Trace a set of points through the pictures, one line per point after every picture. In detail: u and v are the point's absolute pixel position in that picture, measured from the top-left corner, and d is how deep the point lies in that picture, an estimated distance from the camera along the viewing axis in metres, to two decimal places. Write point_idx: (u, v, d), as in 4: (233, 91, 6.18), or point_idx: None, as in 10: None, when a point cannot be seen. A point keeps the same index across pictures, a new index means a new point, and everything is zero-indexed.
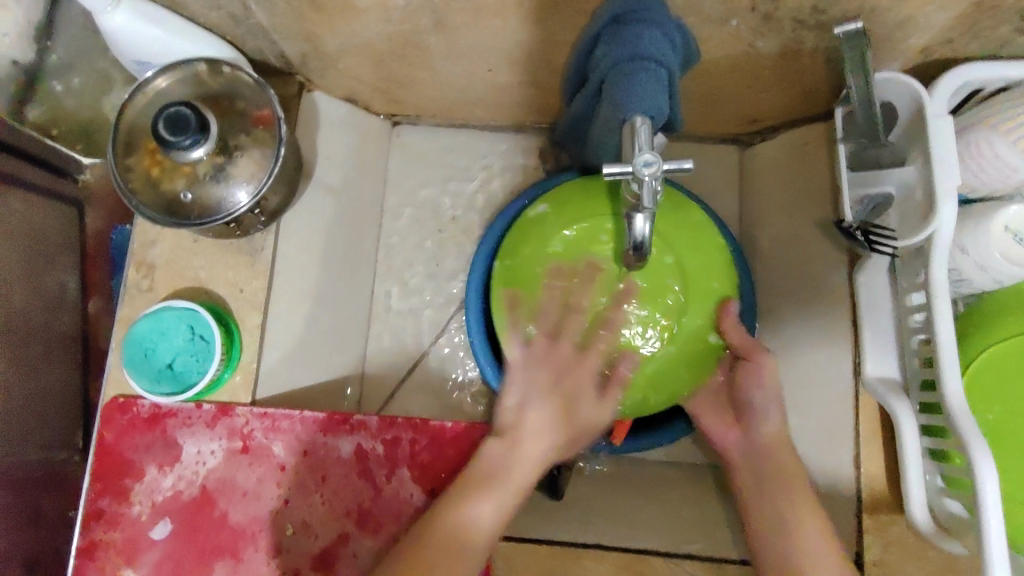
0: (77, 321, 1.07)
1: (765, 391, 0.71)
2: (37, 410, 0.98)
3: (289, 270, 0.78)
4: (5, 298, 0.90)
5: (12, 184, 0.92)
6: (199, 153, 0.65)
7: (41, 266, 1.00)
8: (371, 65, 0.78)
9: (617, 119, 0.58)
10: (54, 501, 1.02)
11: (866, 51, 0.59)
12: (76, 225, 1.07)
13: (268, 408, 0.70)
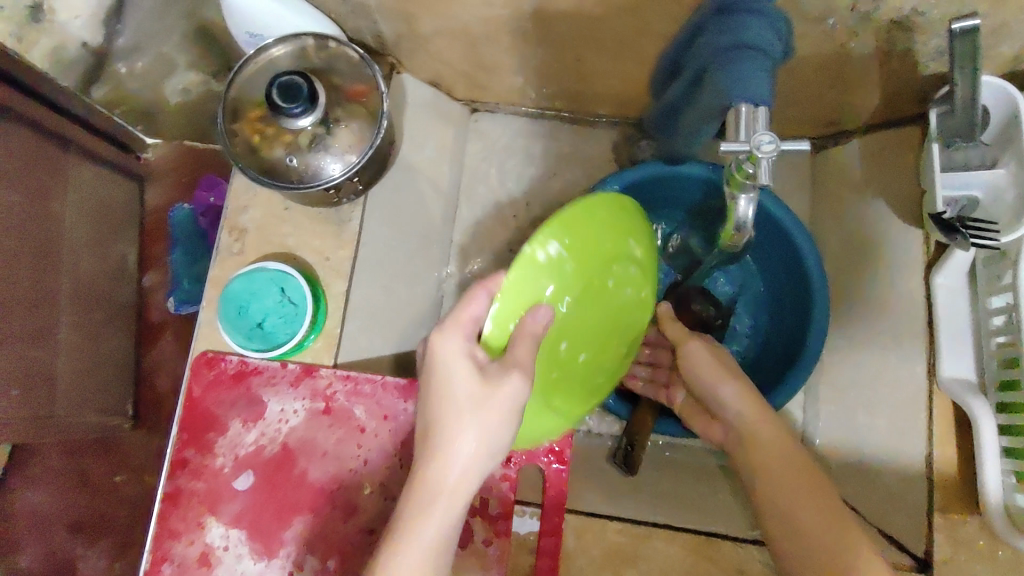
0: (134, 293, 1.17)
1: (713, 369, 0.70)
2: (98, 375, 1.07)
3: (374, 242, 0.81)
4: (71, 265, 1.00)
5: (87, 157, 1.03)
6: (306, 121, 0.68)
7: (110, 237, 1.11)
8: (460, 49, 0.81)
9: (717, 106, 0.60)
10: (101, 467, 1.15)
11: (979, 47, 0.55)
12: (138, 200, 1.19)
13: (351, 372, 0.73)
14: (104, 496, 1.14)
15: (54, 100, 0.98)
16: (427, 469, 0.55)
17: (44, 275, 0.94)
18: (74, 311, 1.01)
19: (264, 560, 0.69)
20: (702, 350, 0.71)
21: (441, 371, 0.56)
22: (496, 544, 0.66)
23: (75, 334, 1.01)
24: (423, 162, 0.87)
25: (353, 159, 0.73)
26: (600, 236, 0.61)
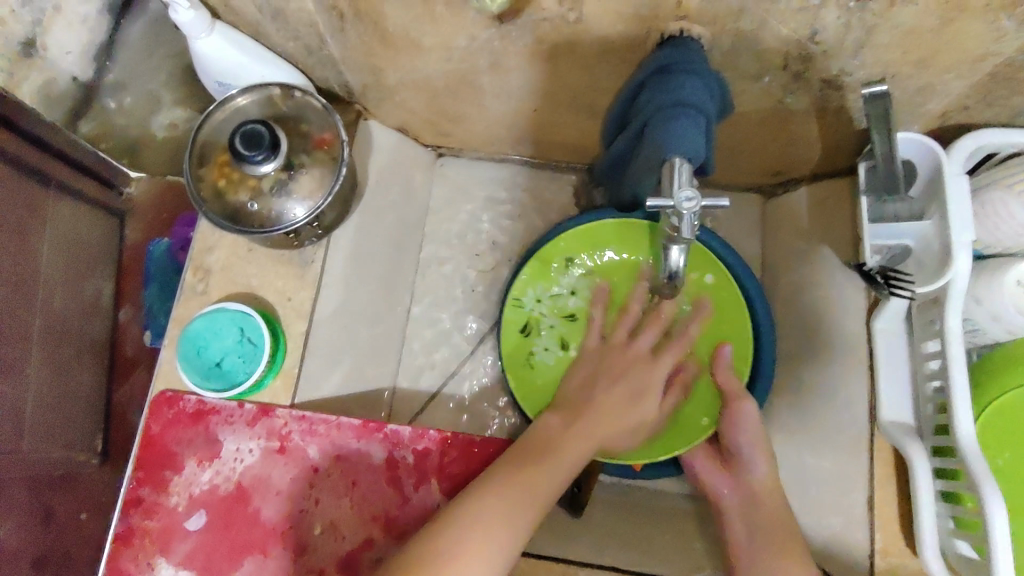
0: (107, 328, 1.19)
1: (752, 433, 0.75)
2: (65, 411, 1.08)
3: (335, 283, 0.82)
4: (45, 300, 1.03)
5: (67, 195, 1.06)
6: (267, 168, 0.71)
7: (84, 271, 1.13)
8: (424, 100, 0.84)
9: (657, 159, 0.63)
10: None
11: (887, 110, 0.61)
12: (116, 238, 1.21)
13: (306, 412, 0.74)
14: (71, 535, 1.13)
15: (39, 136, 1.00)
16: (512, 475, 0.64)
17: (16, 311, 0.97)
18: (45, 346, 1.03)
19: None
20: (750, 414, 0.75)
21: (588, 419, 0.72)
22: None
23: (45, 369, 1.03)
24: (389, 206, 0.90)
25: (314, 204, 0.76)
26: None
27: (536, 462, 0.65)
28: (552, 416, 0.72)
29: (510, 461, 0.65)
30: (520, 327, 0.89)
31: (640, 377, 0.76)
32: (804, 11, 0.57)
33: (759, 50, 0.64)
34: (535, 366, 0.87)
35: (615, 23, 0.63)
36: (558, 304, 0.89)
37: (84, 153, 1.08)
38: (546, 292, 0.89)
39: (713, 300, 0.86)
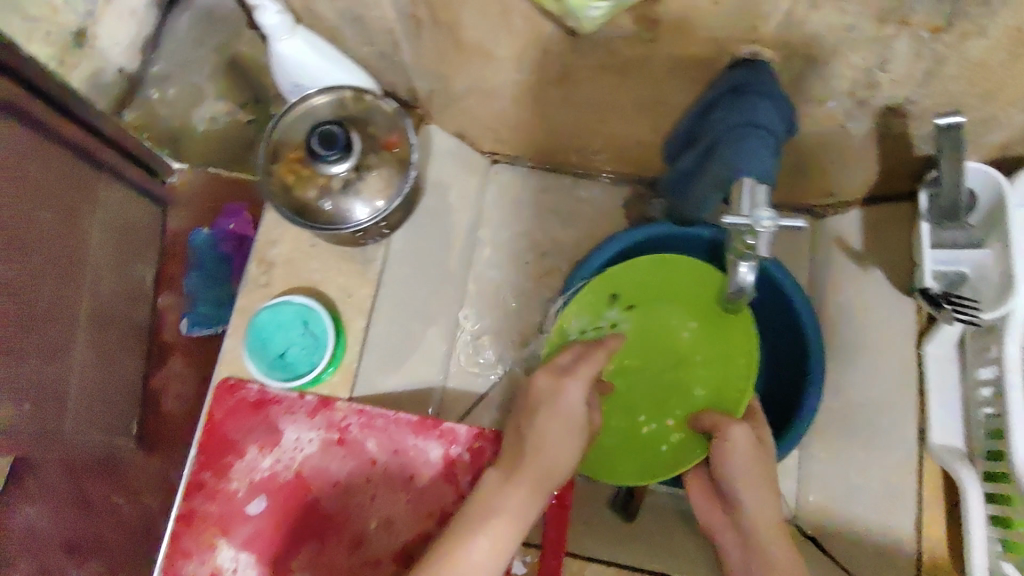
0: (148, 314, 1.23)
1: (745, 464, 0.69)
2: (104, 395, 1.12)
3: (393, 283, 0.86)
4: (91, 286, 1.07)
5: (115, 181, 1.11)
6: (339, 169, 0.73)
7: (130, 258, 1.18)
8: (489, 107, 0.86)
9: (725, 176, 0.65)
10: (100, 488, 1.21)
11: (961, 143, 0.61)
12: (159, 225, 1.24)
13: (365, 406, 0.76)
14: (104, 519, 1.21)
15: (96, 125, 1.05)
16: (455, 558, 0.60)
17: (65, 293, 1.02)
18: (91, 329, 1.07)
19: None
20: (733, 445, 0.70)
21: (540, 463, 0.67)
22: None
23: (90, 352, 1.08)
24: (445, 209, 0.92)
25: (382, 205, 0.78)
26: (637, 455, 0.82)
27: (473, 533, 0.62)
28: (491, 470, 0.68)
29: (451, 544, 0.62)
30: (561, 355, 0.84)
31: (562, 419, 0.70)
32: (878, 41, 0.59)
33: (828, 76, 0.65)
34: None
35: (690, 43, 0.65)
36: (599, 335, 0.85)
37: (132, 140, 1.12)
38: (589, 323, 0.85)
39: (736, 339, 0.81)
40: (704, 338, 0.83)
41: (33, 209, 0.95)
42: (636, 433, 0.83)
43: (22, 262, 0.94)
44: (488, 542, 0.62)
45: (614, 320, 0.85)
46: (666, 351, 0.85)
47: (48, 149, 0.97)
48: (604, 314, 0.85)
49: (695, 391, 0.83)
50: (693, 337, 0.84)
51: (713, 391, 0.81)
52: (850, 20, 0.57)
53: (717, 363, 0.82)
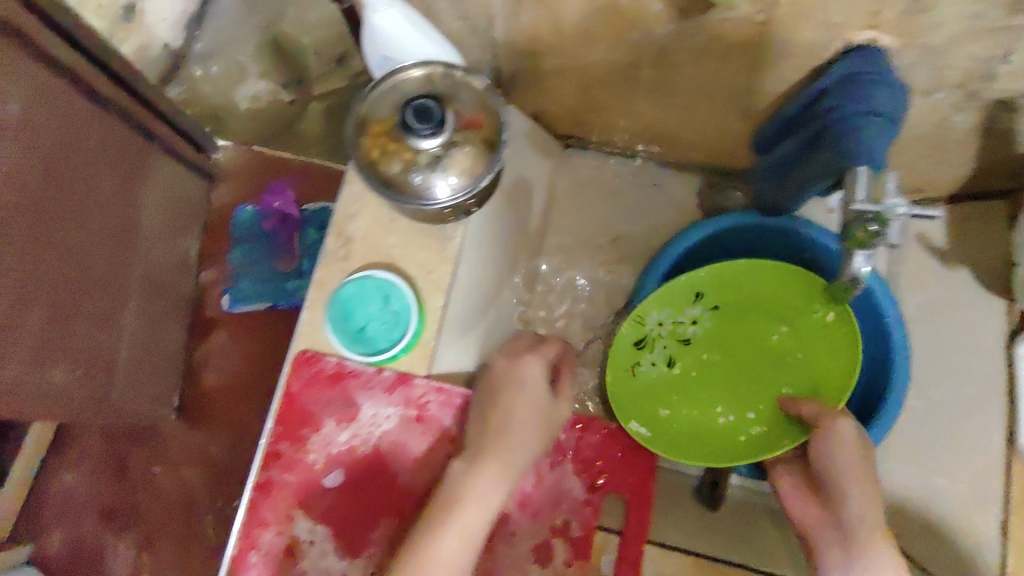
0: (191, 287, 1.24)
1: (851, 457, 0.67)
2: (151, 361, 1.12)
3: (470, 260, 0.83)
4: (142, 254, 1.07)
5: (167, 153, 1.13)
6: (431, 144, 0.71)
7: (178, 229, 1.18)
8: (574, 89, 0.85)
9: (838, 165, 0.62)
10: (138, 457, 1.21)
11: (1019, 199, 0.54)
12: (206, 198, 1.27)
13: (444, 384, 0.76)
14: (140, 487, 1.20)
15: (146, 97, 1.06)
16: (427, 554, 0.62)
17: (119, 258, 1.01)
18: (141, 295, 1.08)
19: (348, 557, 0.74)
20: (843, 434, 0.69)
21: (509, 450, 0.68)
22: (576, 567, 0.71)
23: (140, 316, 1.08)
24: (522, 191, 0.91)
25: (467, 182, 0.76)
26: (713, 441, 0.87)
27: (441, 530, 0.64)
28: (455, 460, 0.69)
29: (423, 540, 0.63)
30: (636, 340, 0.89)
31: (521, 410, 0.71)
32: (1004, 31, 0.56)
33: (942, 67, 0.63)
34: (638, 376, 0.90)
35: (801, 29, 0.62)
36: (677, 329, 0.90)
37: (181, 116, 1.14)
38: (669, 317, 0.89)
39: (831, 340, 0.82)
40: (791, 338, 0.87)
41: (94, 176, 0.94)
42: (716, 424, 0.89)
43: (84, 223, 0.93)
44: (456, 540, 0.63)
45: (692, 316, 0.90)
46: (752, 349, 0.90)
47: (107, 116, 0.96)
48: (686, 310, 0.89)
49: (783, 389, 0.87)
50: (782, 336, 0.87)
51: (799, 388, 0.86)
52: (982, 9, 0.55)
53: (808, 363, 0.85)
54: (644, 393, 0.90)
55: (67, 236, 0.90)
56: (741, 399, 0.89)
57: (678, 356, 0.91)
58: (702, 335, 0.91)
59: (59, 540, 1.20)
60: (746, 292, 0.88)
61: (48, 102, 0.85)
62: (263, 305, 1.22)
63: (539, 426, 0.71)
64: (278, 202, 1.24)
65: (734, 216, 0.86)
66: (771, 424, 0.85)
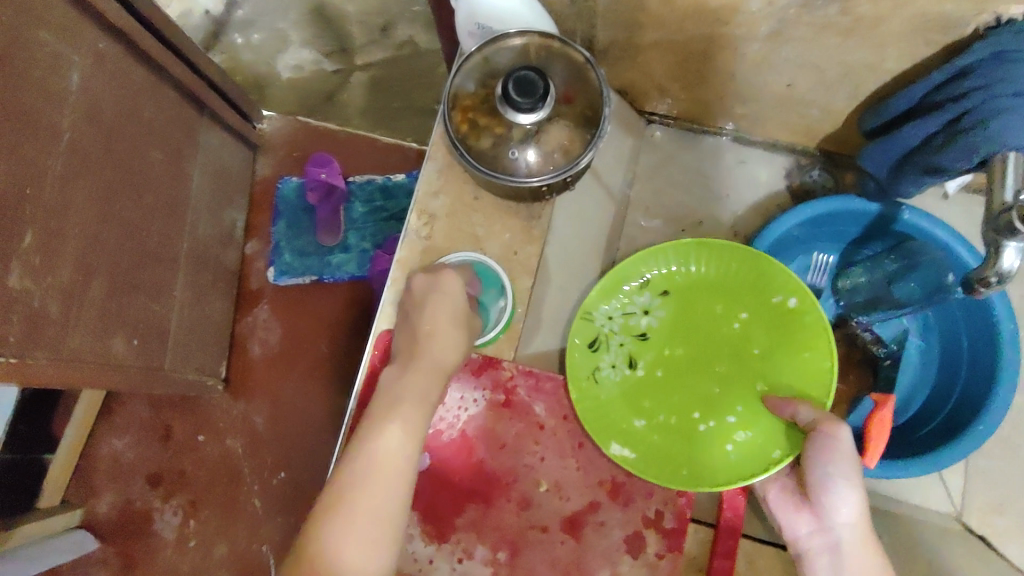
0: (237, 258, 1.20)
1: (843, 468, 0.61)
2: (203, 334, 1.09)
3: (558, 242, 0.80)
4: (192, 225, 1.03)
5: (214, 123, 1.09)
6: (528, 119, 0.65)
7: (224, 201, 1.14)
8: (667, 63, 0.80)
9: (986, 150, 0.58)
10: (183, 424, 1.17)
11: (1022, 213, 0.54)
12: (251, 168, 1.24)
13: (533, 367, 0.75)
14: (187, 455, 1.16)
15: (196, 64, 1.01)
16: (360, 454, 0.62)
17: (170, 233, 0.97)
18: (189, 268, 1.03)
19: (434, 544, 0.73)
20: (844, 450, 0.61)
21: (439, 348, 0.67)
22: (668, 558, 0.71)
23: (189, 292, 1.04)
24: (605, 170, 0.87)
25: (559, 160, 0.70)
26: (699, 454, 0.74)
27: (382, 426, 0.63)
28: (389, 367, 0.68)
29: (363, 440, 0.63)
30: (588, 341, 0.77)
31: (443, 318, 0.68)
32: None
33: None
34: (599, 382, 0.77)
35: (945, 1, 0.57)
36: (629, 322, 0.80)
37: (230, 85, 1.11)
38: (618, 308, 0.80)
39: (800, 325, 0.76)
40: (756, 328, 0.79)
41: (149, 145, 0.91)
42: (693, 433, 0.76)
43: (138, 198, 0.89)
44: (398, 435, 0.63)
45: (645, 305, 0.81)
46: (717, 343, 0.80)
47: (159, 88, 0.93)
48: (635, 299, 0.80)
49: (758, 387, 0.77)
50: (744, 328, 0.79)
51: (774, 383, 0.76)
52: None
53: (775, 354, 0.77)
54: (609, 401, 0.77)
55: (126, 210, 0.87)
56: (715, 401, 0.77)
57: (637, 355, 0.80)
58: (657, 328, 0.81)
59: (108, 502, 1.15)
60: (702, 280, 0.80)
61: (106, 72, 0.82)
62: (308, 279, 1.19)
63: (462, 330, 0.68)
64: (323, 173, 1.17)
65: (817, 204, 0.83)
66: (760, 430, 0.73)
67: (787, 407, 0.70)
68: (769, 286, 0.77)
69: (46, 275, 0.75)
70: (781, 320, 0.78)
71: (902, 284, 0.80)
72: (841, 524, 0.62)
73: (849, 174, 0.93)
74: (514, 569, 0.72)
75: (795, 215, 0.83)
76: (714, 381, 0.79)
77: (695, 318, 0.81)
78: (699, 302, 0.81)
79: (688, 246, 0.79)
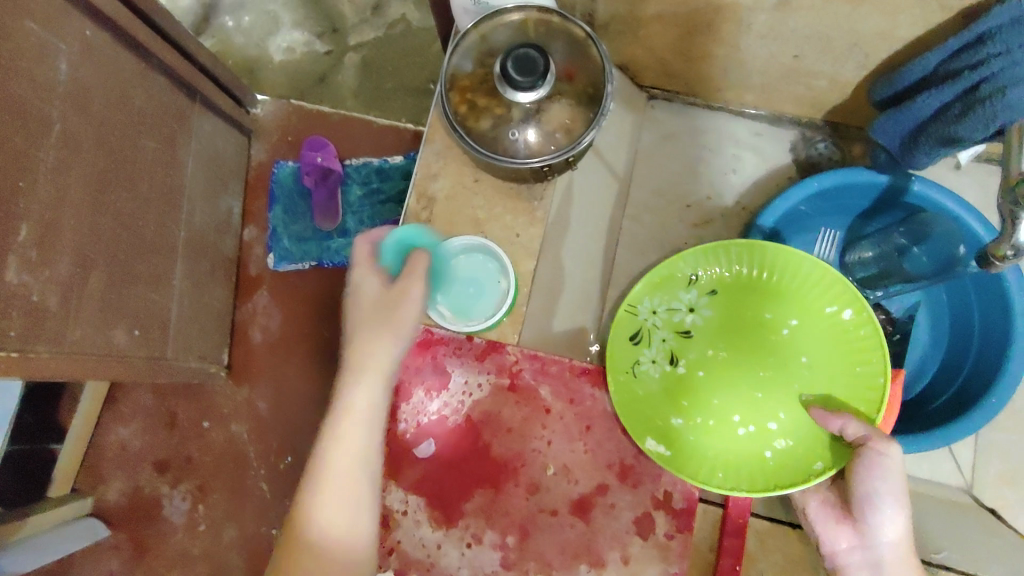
0: (234, 245, 1.18)
1: (892, 485, 0.64)
2: (204, 323, 1.08)
3: (559, 222, 0.78)
4: (188, 214, 1.01)
5: (207, 108, 1.07)
6: (528, 97, 0.63)
7: (219, 188, 1.12)
8: (670, 37, 0.78)
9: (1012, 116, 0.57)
10: (188, 411, 1.17)
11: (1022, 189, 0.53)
12: (245, 153, 1.22)
13: (538, 351, 0.75)
14: (192, 442, 1.16)
15: (186, 48, 0.99)
16: (319, 457, 0.65)
17: (166, 222, 0.96)
18: (187, 257, 1.02)
19: (443, 529, 0.73)
20: (896, 467, 0.63)
21: (367, 342, 0.65)
22: (678, 538, 0.71)
23: (188, 280, 1.02)
24: (607, 148, 0.85)
25: (562, 140, 0.68)
26: (738, 459, 0.73)
27: (331, 430, 0.65)
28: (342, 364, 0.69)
29: (321, 443, 0.66)
30: (630, 334, 0.76)
31: (368, 320, 0.65)
32: None
33: None
34: (638, 377, 0.75)
35: None
36: (673, 318, 0.78)
37: (221, 70, 1.09)
38: (663, 303, 0.78)
39: (851, 337, 0.74)
40: (805, 333, 0.77)
41: (141, 133, 0.89)
42: (732, 437, 0.74)
43: (132, 189, 0.87)
44: (343, 437, 0.65)
45: (691, 302, 0.79)
46: (761, 347, 0.78)
47: (150, 74, 0.91)
48: (681, 295, 0.78)
49: (802, 395, 0.75)
50: (793, 332, 0.77)
51: (819, 394, 0.74)
52: None
53: (823, 364, 0.75)
54: (646, 396, 0.75)
55: (120, 201, 0.85)
56: (758, 406, 0.75)
57: (678, 352, 0.78)
58: (701, 327, 0.79)
59: (117, 490, 1.15)
60: (755, 282, 0.78)
61: (95, 61, 0.80)
62: (306, 264, 1.18)
63: (389, 323, 0.65)
64: (319, 157, 1.15)
65: (832, 175, 0.81)
66: (803, 440, 0.72)
67: (834, 420, 0.69)
68: (824, 295, 0.75)
69: (43, 268, 0.74)
70: (833, 331, 0.75)
71: (912, 257, 0.80)
72: (884, 534, 0.65)
73: (856, 145, 0.91)
74: (524, 553, 0.72)
75: (822, 180, 0.81)
76: (757, 386, 0.76)
77: (741, 318, 0.79)
78: (747, 303, 0.79)
79: (742, 247, 0.76)
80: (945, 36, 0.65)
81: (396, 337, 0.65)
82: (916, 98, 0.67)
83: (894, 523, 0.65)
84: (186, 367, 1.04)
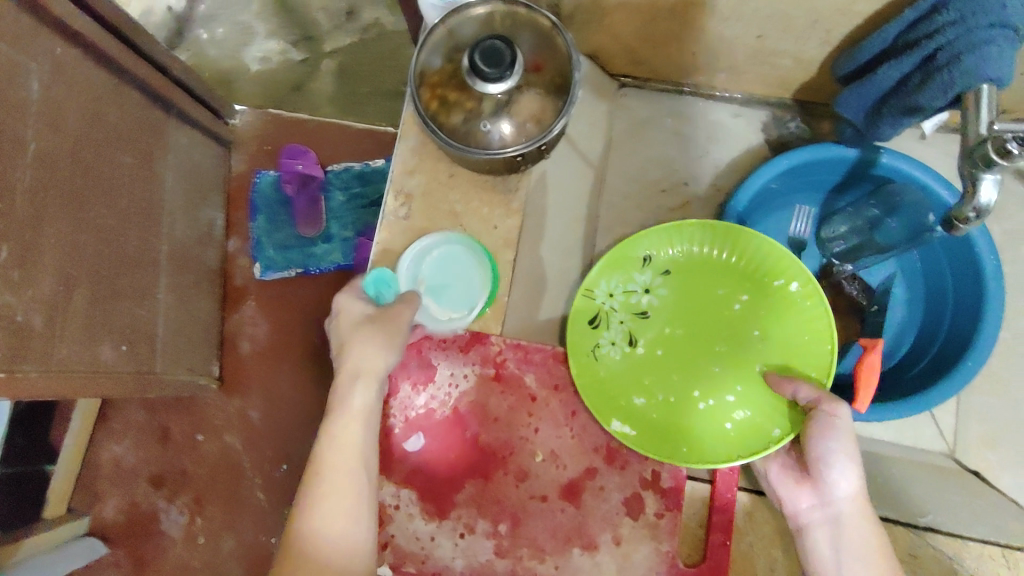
0: (218, 256, 1.18)
1: (844, 444, 0.64)
2: (191, 335, 1.08)
3: (536, 212, 0.79)
4: (169, 227, 1.01)
5: (183, 120, 1.07)
6: (496, 89, 0.64)
7: (199, 199, 1.12)
8: (635, 24, 0.79)
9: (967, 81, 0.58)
10: (181, 425, 1.16)
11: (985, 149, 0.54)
12: (224, 164, 1.22)
13: (521, 341, 0.76)
14: (185, 454, 1.15)
15: (159, 61, 0.99)
16: (319, 458, 0.66)
17: (147, 236, 0.95)
18: (171, 270, 1.02)
19: (435, 521, 0.73)
20: (846, 426, 0.63)
21: (362, 350, 0.67)
22: (667, 516, 0.72)
23: (172, 293, 1.02)
24: (581, 137, 0.86)
25: (532, 130, 0.69)
26: (698, 433, 0.74)
27: (330, 430, 0.66)
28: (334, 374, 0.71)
29: (320, 445, 0.66)
30: (588, 318, 0.77)
31: (354, 331, 0.68)
32: None
33: None
34: (599, 359, 0.77)
35: None
36: (630, 300, 0.79)
37: (196, 81, 1.09)
38: (620, 285, 0.79)
39: (799, 308, 0.76)
40: (756, 308, 0.78)
41: (117, 148, 0.89)
42: (692, 412, 0.75)
43: (111, 204, 0.87)
44: (341, 437, 0.66)
45: (646, 284, 0.80)
46: (716, 324, 0.79)
47: (123, 90, 0.91)
48: (636, 276, 0.79)
49: (758, 367, 0.76)
50: (745, 307, 0.78)
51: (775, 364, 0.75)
52: None
53: (775, 335, 0.76)
54: (608, 377, 0.76)
55: (100, 216, 0.85)
56: (714, 380, 0.76)
57: (637, 333, 0.79)
58: (658, 308, 0.80)
59: (113, 507, 1.15)
60: (706, 261, 0.80)
61: (66, 78, 0.80)
62: (291, 272, 1.18)
63: (382, 332, 0.67)
64: (299, 165, 1.17)
65: (789, 155, 0.82)
66: (760, 409, 0.73)
67: (788, 384, 0.70)
68: (771, 268, 0.77)
69: (26, 287, 0.74)
70: (783, 305, 0.77)
71: (885, 228, 0.81)
72: (841, 497, 0.65)
73: (825, 123, 0.93)
74: (517, 539, 0.72)
75: (779, 164, 0.82)
76: (713, 361, 0.77)
77: (695, 296, 0.80)
78: (699, 281, 0.80)
79: (691, 227, 0.78)
80: (903, 9, 0.67)
81: (388, 344, 0.67)
82: (877, 71, 0.68)
83: (847, 481, 0.65)
84: (175, 380, 1.04)
